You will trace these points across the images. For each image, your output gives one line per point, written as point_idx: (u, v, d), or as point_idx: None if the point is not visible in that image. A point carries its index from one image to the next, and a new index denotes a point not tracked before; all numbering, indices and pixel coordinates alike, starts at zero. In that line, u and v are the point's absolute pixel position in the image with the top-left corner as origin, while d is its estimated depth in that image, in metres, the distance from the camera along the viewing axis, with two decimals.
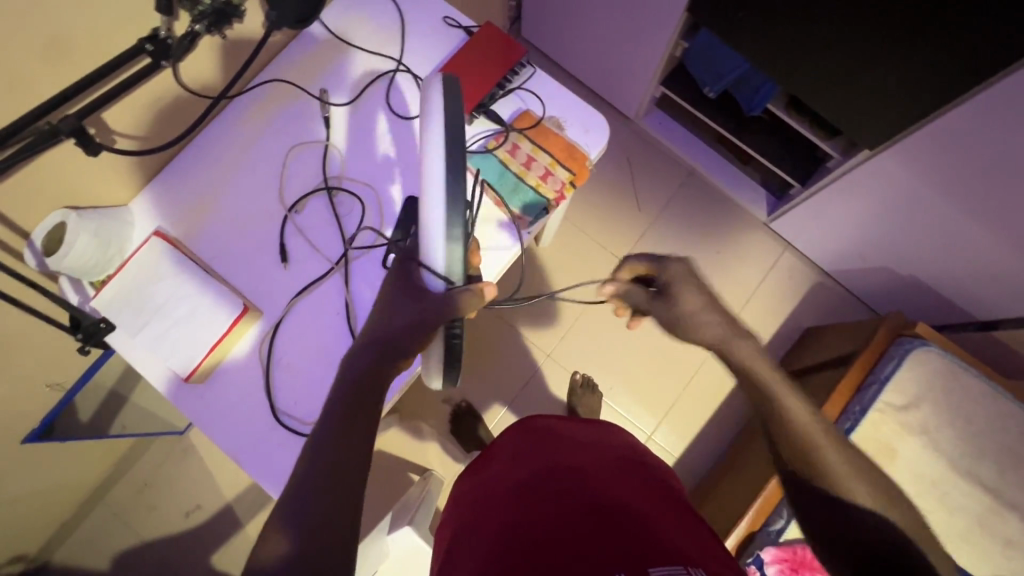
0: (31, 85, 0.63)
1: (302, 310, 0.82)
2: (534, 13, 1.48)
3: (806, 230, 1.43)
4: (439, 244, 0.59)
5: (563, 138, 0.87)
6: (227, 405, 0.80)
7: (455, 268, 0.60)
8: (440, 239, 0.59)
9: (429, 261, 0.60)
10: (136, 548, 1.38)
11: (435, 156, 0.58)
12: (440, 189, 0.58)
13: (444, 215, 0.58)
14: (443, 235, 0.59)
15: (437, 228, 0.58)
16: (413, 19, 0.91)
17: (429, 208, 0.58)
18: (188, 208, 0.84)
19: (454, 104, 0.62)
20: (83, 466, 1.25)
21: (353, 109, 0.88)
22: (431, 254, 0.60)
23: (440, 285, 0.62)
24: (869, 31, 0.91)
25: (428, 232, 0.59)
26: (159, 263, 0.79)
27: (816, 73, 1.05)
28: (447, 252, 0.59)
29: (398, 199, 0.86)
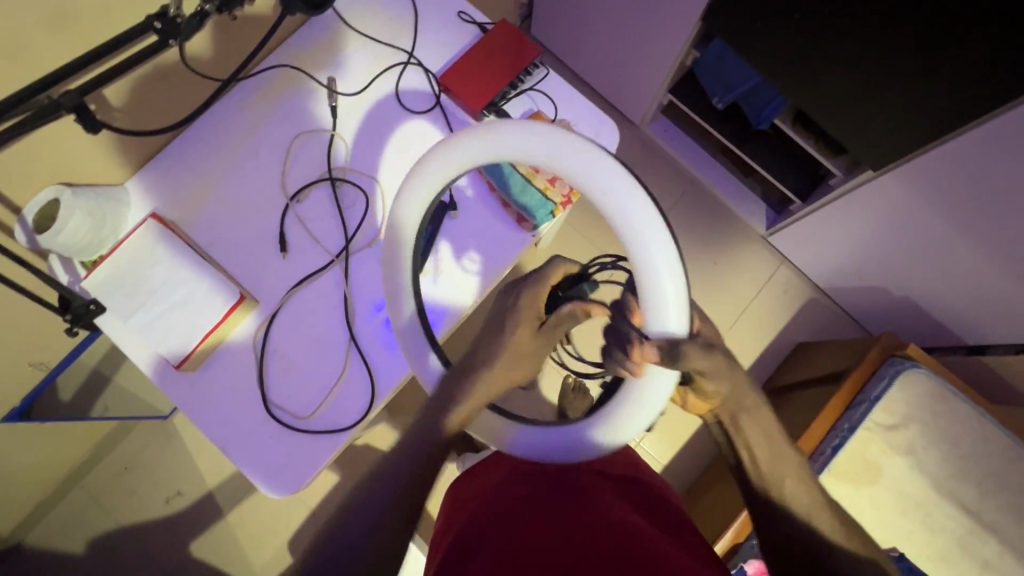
0: (30, 54, 0.61)
1: (299, 302, 0.81)
2: (547, 11, 1.47)
3: (804, 245, 1.43)
4: (668, 286, 0.53)
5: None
6: (217, 393, 0.78)
7: (685, 308, 0.53)
8: (667, 283, 0.53)
9: (662, 325, 0.53)
10: (113, 532, 1.36)
11: (618, 204, 0.54)
12: (644, 225, 0.53)
13: (663, 256, 0.52)
14: (673, 296, 0.53)
15: (669, 283, 0.53)
16: (427, 11, 0.90)
17: (642, 250, 0.53)
18: (186, 191, 0.82)
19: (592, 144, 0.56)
20: (62, 447, 1.22)
21: (362, 100, 0.86)
22: (667, 321, 0.53)
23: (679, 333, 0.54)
24: (876, 55, 0.92)
25: (661, 296, 0.53)
26: (154, 246, 0.78)
27: (824, 91, 1.05)
28: (675, 301, 0.53)
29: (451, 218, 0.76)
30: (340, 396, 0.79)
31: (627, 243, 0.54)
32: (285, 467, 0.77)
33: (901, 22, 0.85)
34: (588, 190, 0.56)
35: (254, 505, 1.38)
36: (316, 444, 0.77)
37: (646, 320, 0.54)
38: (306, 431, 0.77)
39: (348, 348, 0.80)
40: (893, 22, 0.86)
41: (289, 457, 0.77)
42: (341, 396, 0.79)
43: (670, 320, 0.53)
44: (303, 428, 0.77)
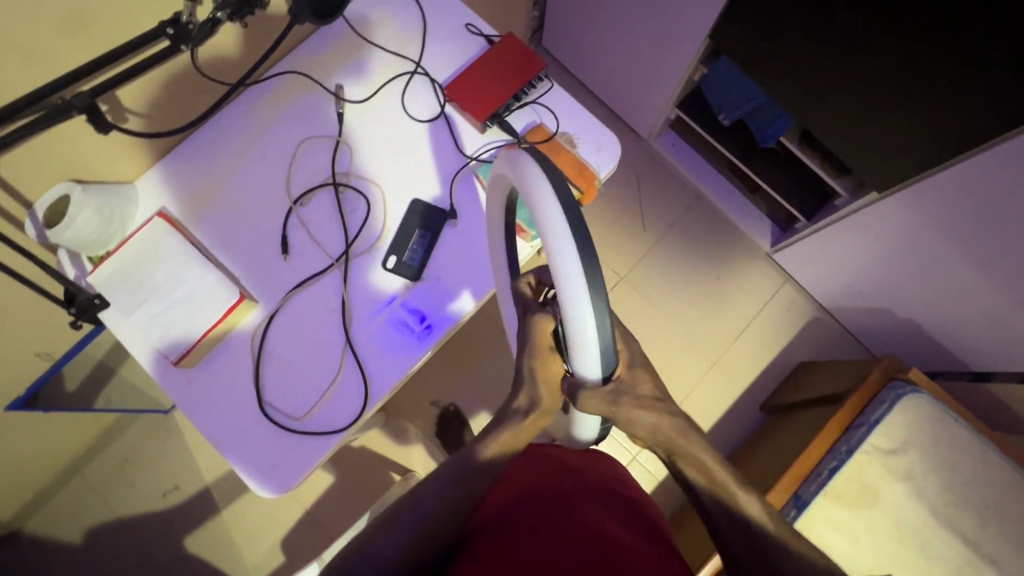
0: (46, 55, 0.63)
1: (297, 304, 0.82)
2: (558, 24, 1.48)
3: (808, 263, 1.43)
4: (589, 325, 0.49)
5: (574, 154, 0.86)
6: (215, 390, 0.79)
7: (606, 351, 0.51)
8: (589, 320, 0.49)
9: (580, 363, 0.52)
10: (109, 523, 1.37)
11: (554, 231, 0.49)
12: (578, 266, 0.48)
13: (592, 306, 0.48)
14: (597, 344, 0.50)
15: (587, 333, 0.49)
16: (436, 22, 0.91)
17: (565, 283, 0.48)
18: (193, 191, 0.84)
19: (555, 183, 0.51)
20: (64, 437, 1.24)
21: (368, 107, 0.88)
22: (583, 361, 0.52)
23: (597, 375, 0.53)
24: (883, 77, 0.92)
25: (581, 342, 0.50)
26: (160, 244, 0.79)
27: (831, 111, 1.05)
28: (597, 343, 0.50)
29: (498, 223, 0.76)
30: (333, 398, 0.79)
31: (554, 272, 0.49)
32: (278, 466, 0.77)
33: (910, 43, 0.85)
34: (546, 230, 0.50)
35: (249, 503, 1.39)
36: (308, 445, 0.78)
37: (569, 354, 0.52)
38: (300, 432, 0.78)
39: (343, 351, 0.80)
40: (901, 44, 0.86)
41: (282, 457, 0.78)
42: (334, 399, 0.79)
43: (591, 363, 0.52)
44: (296, 428, 0.78)
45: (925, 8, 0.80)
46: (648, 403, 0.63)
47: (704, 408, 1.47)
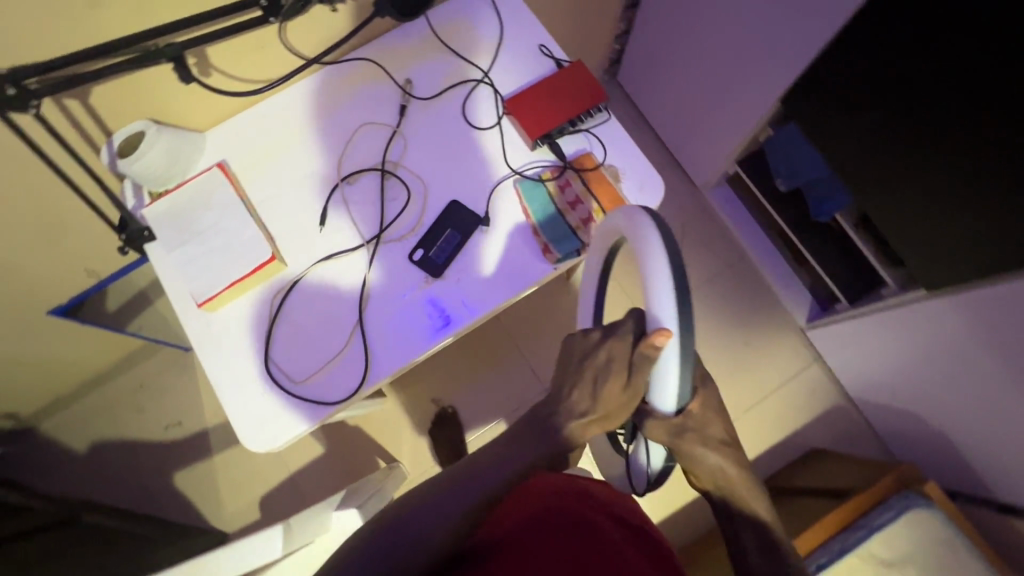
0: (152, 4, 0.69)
1: (321, 275, 0.85)
2: (636, 60, 1.50)
3: (842, 348, 1.37)
4: (670, 368, 0.55)
5: (616, 188, 0.86)
6: (227, 338, 0.83)
7: (682, 392, 0.56)
8: (672, 364, 0.54)
9: (657, 399, 0.58)
10: (113, 440, 1.45)
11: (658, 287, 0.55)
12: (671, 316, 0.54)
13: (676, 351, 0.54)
14: (673, 384, 0.55)
15: (668, 373, 0.55)
16: (512, 38, 0.94)
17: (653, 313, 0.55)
18: (254, 151, 0.89)
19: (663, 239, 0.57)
20: (93, 351, 1.33)
21: (431, 106, 0.91)
22: (661, 398, 0.57)
23: (670, 408, 0.57)
24: (946, 174, 0.89)
25: (660, 379, 0.56)
26: (212, 193, 0.85)
27: (890, 198, 1.01)
28: (674, 375, 0.55)
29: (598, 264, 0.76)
30: (334, 371, 0.81)
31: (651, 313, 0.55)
32: (267, 424, 0.80)
33: (985, 145, 0.81)
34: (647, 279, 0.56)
35: (240, 454, 1.44)
36: (300, 410, 0.80)
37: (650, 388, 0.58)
38: (295, 396, 0.80)
39: (353, 329, 0.82)
40: (972, 145, 0.83)
41: (273, 415, 0.80)
42: (334, 372, 0.81)
43: (665, 400, 0.57)
44: (293, 391, 0.80)
45: (1003, 113, 0.77)
46: (713, 440, 0.63)
47: None
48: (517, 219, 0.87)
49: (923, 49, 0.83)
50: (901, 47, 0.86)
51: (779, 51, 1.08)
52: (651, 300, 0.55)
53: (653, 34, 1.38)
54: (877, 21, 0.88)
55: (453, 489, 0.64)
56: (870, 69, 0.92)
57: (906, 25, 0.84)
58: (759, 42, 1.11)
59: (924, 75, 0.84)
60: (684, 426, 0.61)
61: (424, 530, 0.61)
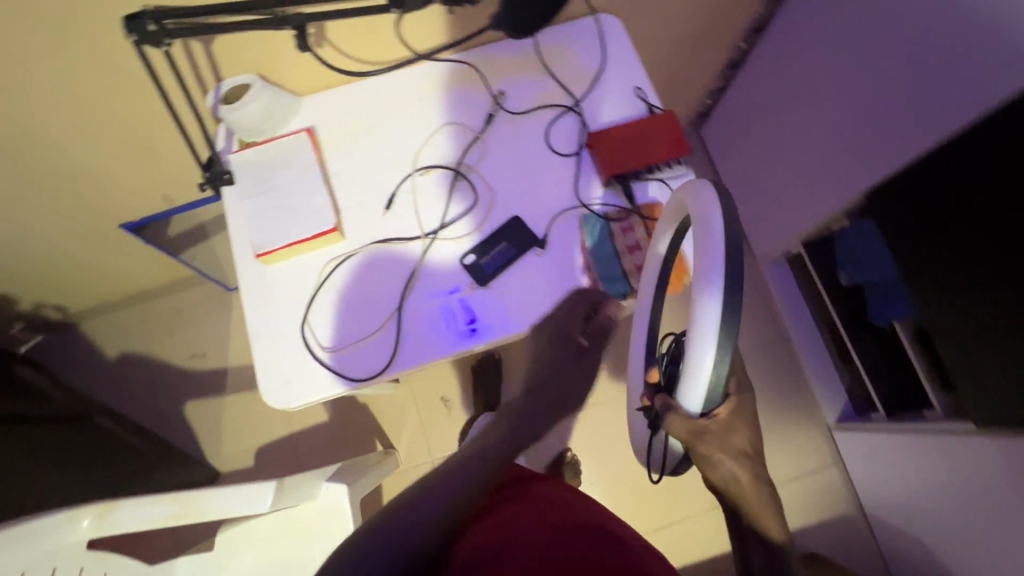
0: None
1: (372, 255, 0.87)
2: (725, 118, 1.49)
3: (867, 458, 1.31)
4: (708, 361, 0.53)
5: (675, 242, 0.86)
6: (272, 293, 0.86)
7: (715, 389, 0.54)
8: (711, 357, 0.53)
9: (686, 389, 0.55)
10: (141, 356, 1.52)
11: (711, 277, 0.53)
12: (715, 303, 0.52)
13: (718, 338, 0.52)
14: (709, 374, 0.53)
15: (704, 358, 0.53)
16: (611, 74, 0.95)
17: (703, 309, 0.53)
18: (342, 124, 0.93)
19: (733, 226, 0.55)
20: (145, 269, 1.40)
21: (517, 121, 0.93)
22: (690, 391, 0.55)
23: (696, 409, 0.56)
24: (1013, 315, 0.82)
25: (695, 369, 0.54)
26: (294, 154, 0.89)
27: (948, 318, 0.93)
28: (712, 373, 0.53)
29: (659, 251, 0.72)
30: (362, 349, 0.83)
31: (698, 300, 0.54)
32: (287, 383, 0.82)
33: None
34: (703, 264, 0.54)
35: (252, 401, 1.49)
36: (321, 377, 0.82)
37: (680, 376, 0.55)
38: (321, 363, 0.83)
39: (390, 314, 0.84)
40: None
41: (296, 376, 0.83)
42: (363, 350, 0.83)
43: (694, 394, 0.55)
44: (320, 358, 0.83)
45: None
46: (734, 442, 0.60)
47: (690, 544, 1.38)
48: (573, 250, 0.87)
49: (1016, 180, 0.78)
50: (992, 172, 0.81)
51: (874, 146, 1.05)
52: (700, 286, 0.54)
53: (748, 99, 1.37)
54: (984, 140, 0.82)
55: (443, 484, 0.61)
56: (954, 187, 0.87)
57: (1003, 152, 0.79)
58: (856, 132, 1.08)
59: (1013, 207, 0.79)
60: (708, 429, 0.57)
61: (413, 524, 0.58)
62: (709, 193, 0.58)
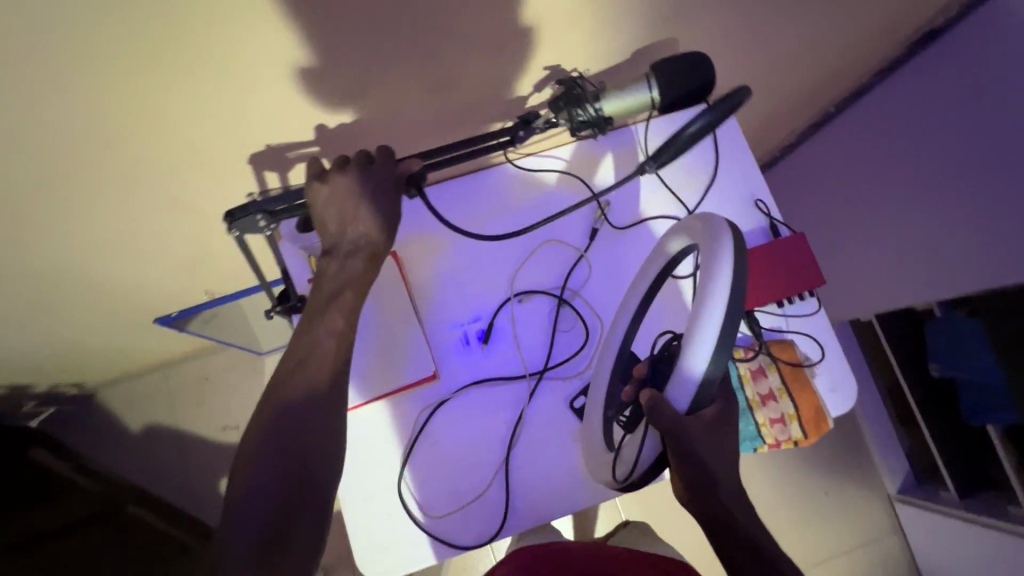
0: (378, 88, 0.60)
1: (472, 398, 0.78)
2: (792, 173, 1.40)
3: (931, 534, 1.30)
4: (700, 366, 0.55)
5: (817, 395, 0.76)
6: (362, 444, 0.77)
7: (705, 390, 0.56)
8: (703, 362, 0.54)
9: (676, 385, 0.57)
10: (169, 428, 1.42)
11: (715, 295, 0.54)
12: (716, 318, 0.53)
13: (715, 345, 0.54)
14: (699, 378, 0.55)
15: (697, 363, 0.54)
16: (726, 179, 0.85)
17: (704, 317, 0.54)
18: (428, 238, 0.82)
19: (739, 247, 0.55)
20: (170, 343, 1.28)
21: (624, 235, 0.83)
22: (678, 387, 0.57)
23: (683, 406, 0.57)
24: None
25: (686, 370, 0.55)
26: (382, 284, 0.78)
27: None
28: (700, 378, 0.55)
29: (666, 254, 0.67)
30: (469, 512, 0.75)
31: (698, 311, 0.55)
32: (387, 550, 0.74)
33: None
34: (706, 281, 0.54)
35: None
36: (424, 544, 0.74)
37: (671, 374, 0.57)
38: (422, 528, 0.74)
39: (497, 469, 0.76)
40: None
41: (395, 542, 0.74)
42: (469, 512, 0.75)
43: (684, 391, 0.57)
44: (423, 523, 0.74)
45: None
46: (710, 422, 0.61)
47: None
48: None
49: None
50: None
51: (971, 248, 0.98)
52: (701, 303, 0.54)
53: (820, 162, 1.28)
54: None
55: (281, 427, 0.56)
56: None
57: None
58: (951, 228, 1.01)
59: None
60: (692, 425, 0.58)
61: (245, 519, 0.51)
62: (717, 218, 0.57)
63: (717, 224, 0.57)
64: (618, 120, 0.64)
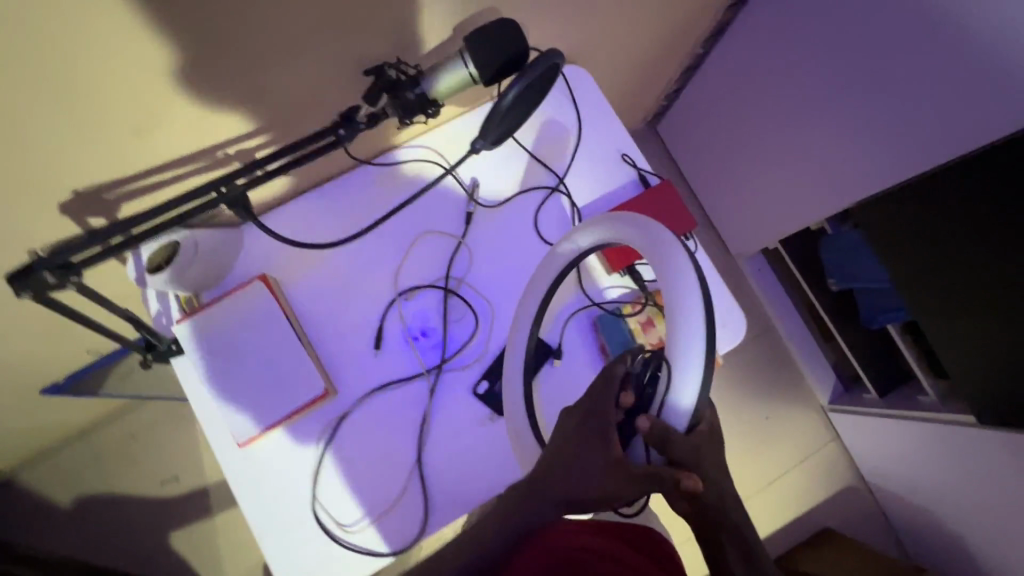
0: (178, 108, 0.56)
1: (375, 405, 0.77)
2: (682, 119, 1.42)
3: (863, 436, 1.38)
4: (692, 374, 0.55)
5: None
6: (267, 475, 0.75)
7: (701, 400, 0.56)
8: (695, 369, 0.55)
9: (678, 401, 0.56)
10: (104, 495, 1.35)
11: (687, 299, 0.57)
12: (695, 318, 0.56)
13: (702, 347, 0.56)
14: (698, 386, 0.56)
15: (695, 372, 0.55)
16: (591, 139, 0.85)
17: (685, 323, 0.56)
18: (299, 253, 0.79)
19: (680, 247, 0.60)
20: (79, 409, 1.21)
21: (501, 212, 0.83)
22: (678, 405, 0.56)
23: (685, 423, 0.56)
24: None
25: (684, 382, 0.56)
26: (256, 311, 0.74)
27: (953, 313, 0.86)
28: (695, 386, 0.56)
29: (563, 255, 0.70)
30: (388, 520, 0.74)
31: (676, 321, 0.57)
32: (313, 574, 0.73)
33: None
34: (671, 286, 0.58)
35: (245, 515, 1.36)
36: (350, 559, 0.74)
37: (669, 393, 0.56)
38: (344, 545, 0.73)
39: (410, 470, 0.76)
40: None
41: (319, 564, 0.73)
42: (390, 520, 0.74)
43: (683, 407, 0.56)
44: (343, 540, 0.73)
45: None
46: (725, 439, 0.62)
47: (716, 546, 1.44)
48: (596, 358, 0.80)
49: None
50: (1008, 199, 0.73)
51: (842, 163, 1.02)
52: (678, 311, 0.57)
53: (706, 103, 1.30)
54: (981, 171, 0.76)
55: None
56: (951, 213, 0.80)
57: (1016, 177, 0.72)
58: (822, 149, 1.04)
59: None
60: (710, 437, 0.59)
61: None
62: (654, 226, 0.62)
63: (661, 233, 0.61)
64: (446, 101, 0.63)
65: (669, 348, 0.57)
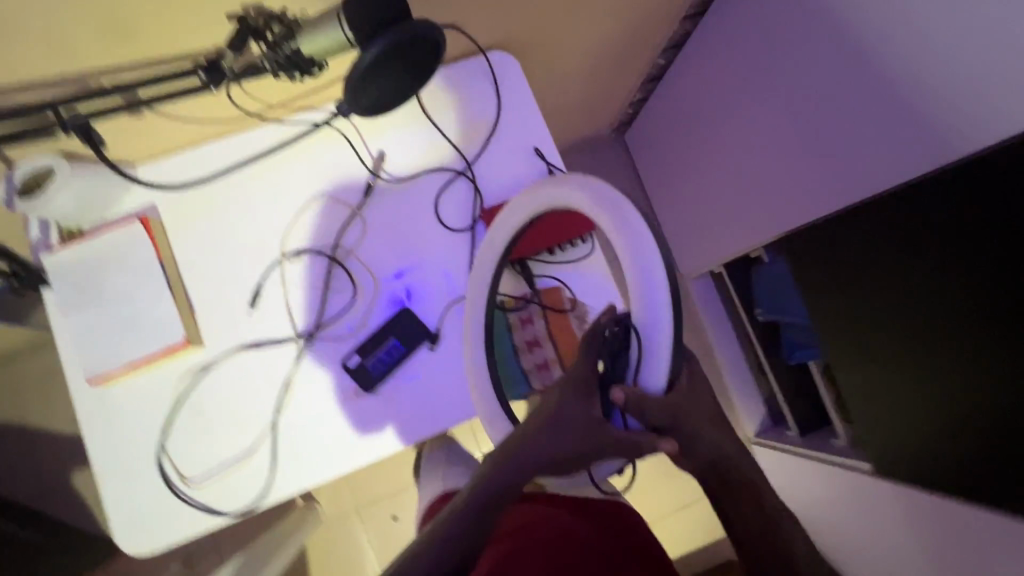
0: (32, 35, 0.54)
1: (240, 364, 0.76)
2: (647, 129, 1.39)
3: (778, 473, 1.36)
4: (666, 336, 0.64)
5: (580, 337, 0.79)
6: (121, 418, 0.74)
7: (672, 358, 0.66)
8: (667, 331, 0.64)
9: (655, 364, 0.65)
10: (14, 424, 1.34)
11: (648, 264, 0.64)
12: (661, 282, 0.64)
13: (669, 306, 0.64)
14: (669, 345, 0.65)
15: (669, 337, 0.64)
16: (507, 129, 0.83)
17: (653, 287, 0.64)
18: (189, 202, 0.78)
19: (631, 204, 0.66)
20: None
21: (403, 189, 0.81)
22: (659, 370, 0.65)
23: (662, 385, 0.66)
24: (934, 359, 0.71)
25: (662, 345, 0.65)
26: (131, 252, 0.73)
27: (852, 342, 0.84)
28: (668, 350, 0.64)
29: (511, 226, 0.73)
30: (233, 480, 0.74)
31: (642, 285, 0.65)
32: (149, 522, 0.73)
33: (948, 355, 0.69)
34: (631, 252, 0.65)
35: None
36: (189, 513, 0.73)
37: (647, 355, 0.65)
38: (184, 497, 0.73)
39: (264, 432, 0.75)
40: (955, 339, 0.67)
41: (156, 514, 0.73)
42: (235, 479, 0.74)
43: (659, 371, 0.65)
44: (185, 493, 0.73)
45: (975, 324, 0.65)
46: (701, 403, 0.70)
47: None
48: None
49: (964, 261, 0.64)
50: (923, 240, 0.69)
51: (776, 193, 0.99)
52: (645, 276, 0.64)
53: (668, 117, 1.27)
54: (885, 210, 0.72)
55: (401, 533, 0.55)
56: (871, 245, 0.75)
57: (926, 216, 0.67)
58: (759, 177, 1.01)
59: (955, 290, 0.66)
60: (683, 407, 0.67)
61: None
62: (608, 189, 0.67)
63: (620, 198, 0.66)
64: (325, 60, 0.60)
65: (641, 316, 0.65)
